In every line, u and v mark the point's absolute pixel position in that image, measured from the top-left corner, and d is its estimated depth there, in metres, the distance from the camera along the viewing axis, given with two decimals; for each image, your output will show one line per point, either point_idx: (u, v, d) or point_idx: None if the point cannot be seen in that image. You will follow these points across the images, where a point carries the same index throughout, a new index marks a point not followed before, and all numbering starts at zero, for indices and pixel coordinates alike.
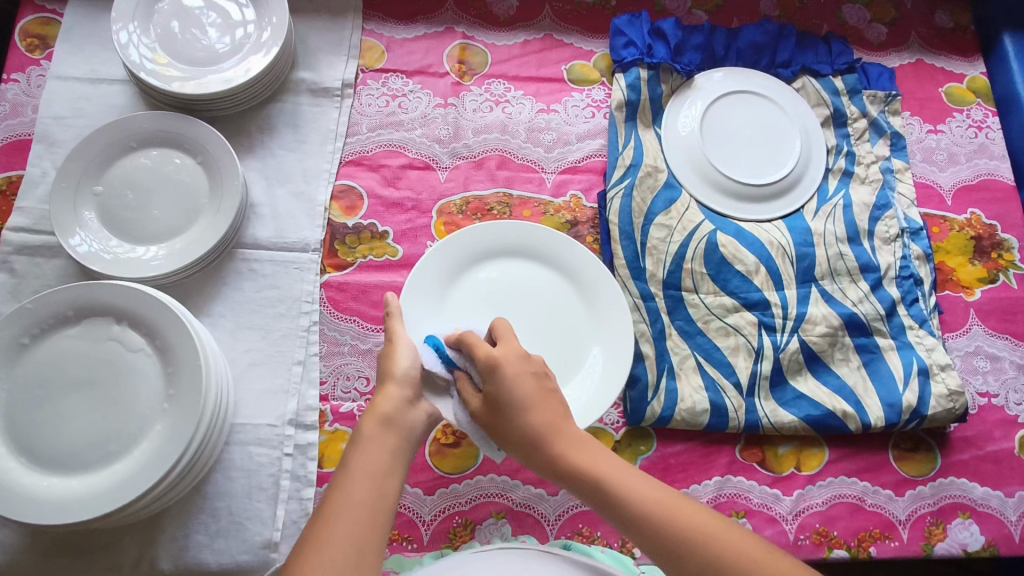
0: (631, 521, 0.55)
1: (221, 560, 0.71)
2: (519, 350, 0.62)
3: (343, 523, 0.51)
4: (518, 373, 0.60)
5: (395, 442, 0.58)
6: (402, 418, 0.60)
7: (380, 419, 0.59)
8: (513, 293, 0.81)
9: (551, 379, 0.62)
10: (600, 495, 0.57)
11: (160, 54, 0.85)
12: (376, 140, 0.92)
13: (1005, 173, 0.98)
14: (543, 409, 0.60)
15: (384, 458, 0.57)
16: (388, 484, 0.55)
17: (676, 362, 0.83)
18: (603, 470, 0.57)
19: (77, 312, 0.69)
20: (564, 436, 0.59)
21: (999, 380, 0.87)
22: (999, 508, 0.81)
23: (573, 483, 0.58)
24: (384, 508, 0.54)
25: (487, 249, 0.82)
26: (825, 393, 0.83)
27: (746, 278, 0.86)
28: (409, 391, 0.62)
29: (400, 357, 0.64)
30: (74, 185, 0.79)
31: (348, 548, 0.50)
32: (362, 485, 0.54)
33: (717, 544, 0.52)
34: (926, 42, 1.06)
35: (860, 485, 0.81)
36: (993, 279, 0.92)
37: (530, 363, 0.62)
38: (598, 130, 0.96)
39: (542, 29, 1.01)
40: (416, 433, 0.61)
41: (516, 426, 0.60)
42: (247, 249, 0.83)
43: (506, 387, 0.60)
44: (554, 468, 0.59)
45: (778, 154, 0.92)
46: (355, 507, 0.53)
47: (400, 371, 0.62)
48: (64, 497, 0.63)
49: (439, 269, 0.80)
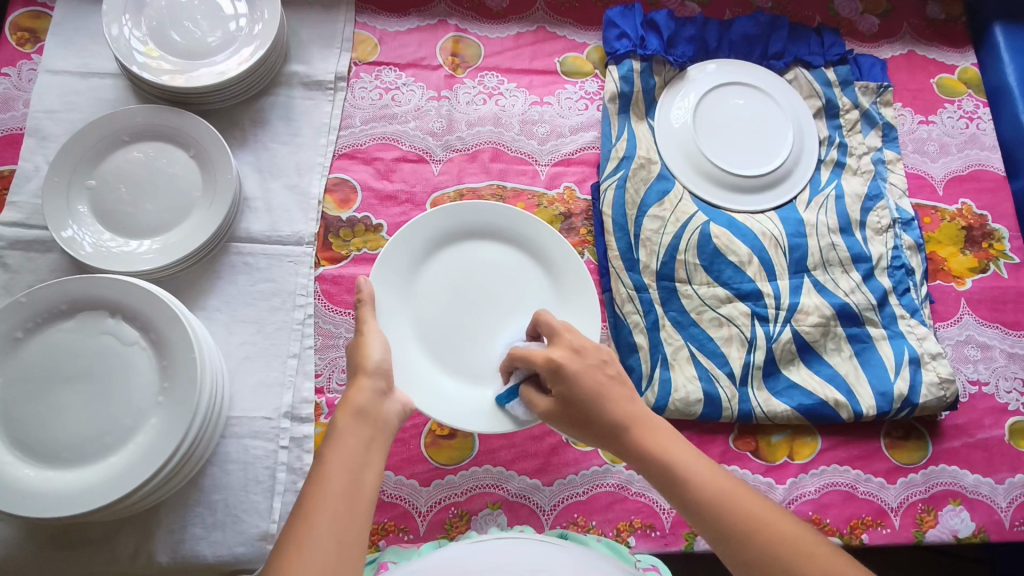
0: (696, 505, 0.55)
1: (218, 553, 0.72)
2: (573, 346, 0.62)
3: (325, 516, 0.51)
4: (582, 369, 0.61)
5: (370, 433, 0.59)
6: (374, 409, 0.61)
7: (355, 410, 0.59)
8: (475, 277, 0.81)
9: (612, 367, 0.63)
10: (668, 479, 0.57)
11: (152, 47, 0.84)
12: (370, 133, 0.92)
13: (995, 163, 0.99)
14: (614, 404, 0.60)
15: (360, 449, 0.57)
16: (365, 475, 0.55)
17: (669, 352, 0.83)
18: (674, 455, 0.58)
19: (72, 306, 0.69)
20: (642, 425, 0.59)
21: (990, 368, 0.88)
22: (989, 495, 0.82)
23: (642, 468, 0.59)
24: (364, 498, 0.54)
25: (457, 228, 0.82)
26: (817, 382, 0.84)
27: (739, 269, 0.87)
28: (381, 382, 0.63)
29: (370, 349, 0.65)
30: (66, 179, 0.78)
31: (330, 544, 0.49)
32: (340, 478, 0.54)
33: (785, 543, 0.51)
34: (918, 34, 1.07)
35: (852, 473, 0.82)
36: (984, 269, 0.93)
37: (588, 359, 0.62)
38: (591, 122, 0.96)
39: (535, 21, 1.01)
40: (390, 425, 0.61)
41: (586, 409, 0.60)
42: (242, 242, 0.83)
43: (574, 383, 0.60)
44: (629, 455, 0.59)
45: (754, 141, 0.93)
46: (335, 500, 0.52)
47: (374, 363, 0.64)
48: (60, 490, 0.64)
49: (408, 255, 0.79)
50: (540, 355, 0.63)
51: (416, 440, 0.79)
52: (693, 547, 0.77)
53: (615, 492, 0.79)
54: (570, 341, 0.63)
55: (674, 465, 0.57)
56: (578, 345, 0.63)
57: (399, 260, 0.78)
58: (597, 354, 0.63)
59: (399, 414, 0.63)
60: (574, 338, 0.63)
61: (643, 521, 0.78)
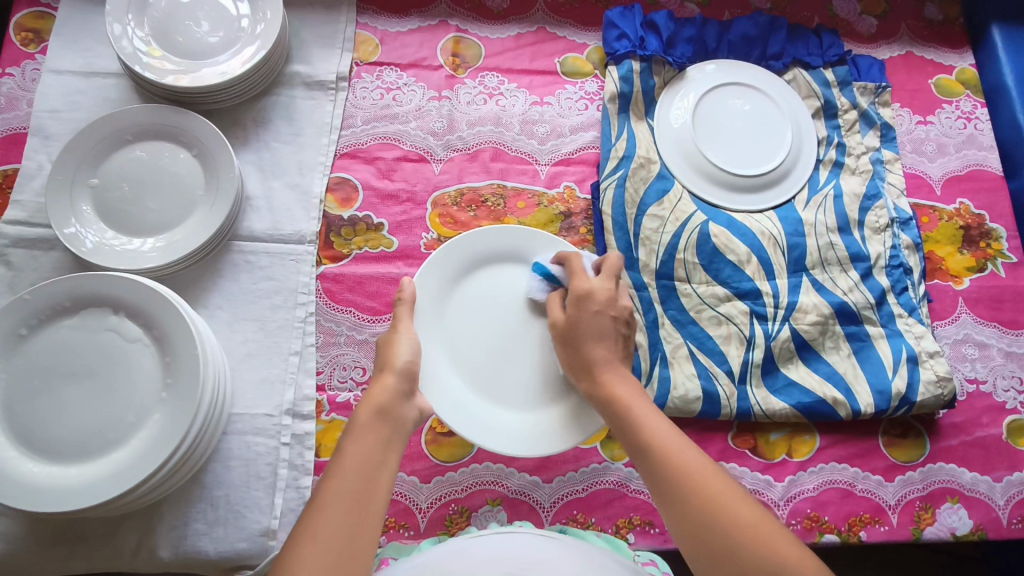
0: (639, 445, 0.59)
1: (220, 548, 0.72)
2: (613, 294, 0.71)
3: (339, 510, 0.51)
4: (603, 308, 0.70)
5: (388, 434, 0.60)
6: (395, 410, 0.62)
7: (376, 409, 0.60)
8: (505, 305, 0.80)
9: (626, 328, 0.71)
10: (623, 417, 0.62)
11: (154, 47, 0.85)
12: (371, 132, 0.92)
13: (993, 163, 0.99)
14: (609, 346, 0.69)
15: (378, 448, 0.58)
16: (381, 474, 0.56)
17: (668, 350, 0.84)
18: (630, 402, 0.63)
19: (75, 303, 0.70)
20: (615, 374, 0.67)
21: (987, 366, 0.88)
22: (987, 492, 0.82)
23: (605, 407, 0.65)
24: (379, 497, 0.54)
25: (477, 256, 0.81)
26: (815, 380, 0.84)
27: (737, 268, 0.88)
28: (405, 383, 0.65)
29: (399, 351, 0.67)
30: (70, 177, 0.79)
31: (342, 535, 0.50)
32: (356, 473, 0.54)
33: (710, 492, 0.53)
34: (916, 35, 1.07)
35: (851, 471, 0.82)
36: (982, 268, 0.93)
37: (615, 308, 0.70)
38: (591, 122, 0.97)
39: (536, 22, 1.02)
40: (407, 427, 0.62)
41: (588, 328, 0.69)
42: (243, 241, 0.84)
43: (591, 312, 0.69)
44: (595, 393, 0.66)
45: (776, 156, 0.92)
46: (350, 496, 0.53)
47: (400, 364, 0.65)
48: (64, 485, 0.64)
49: (435, 283, 0.78)
50: (586, 281, 0.71)
51: (416, 437, 0.79)
52: None
53: (614, 489, 0.79)
54: (614, 289, 0.72)
55: (627, 409, 0.62)
56: (616, 294, 0.71)
57: (426, 290, 0.77)
58: (625, 312, 0.71)
59: (415, 418, 0.64)
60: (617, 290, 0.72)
61: (642, 518, 0.78)
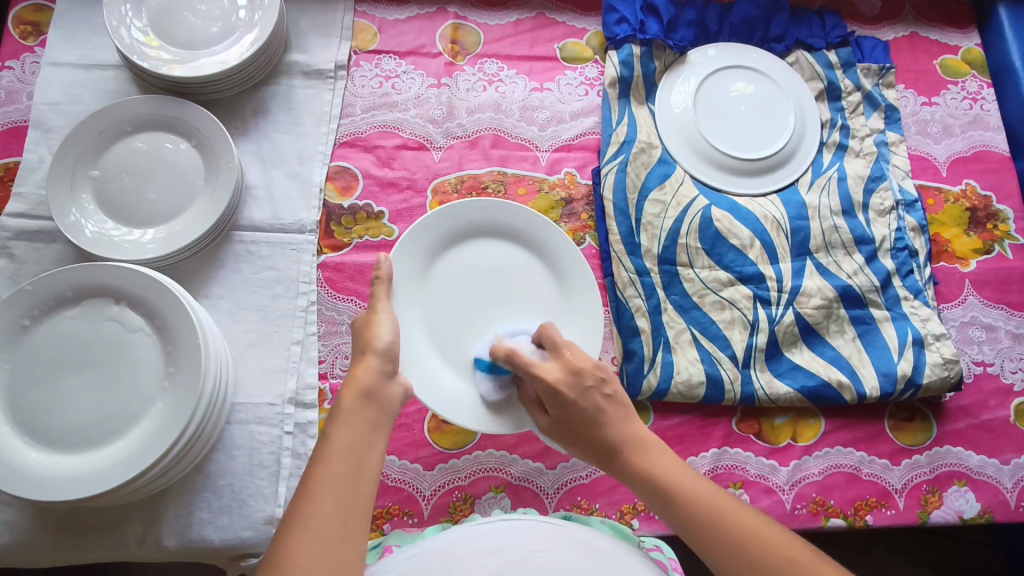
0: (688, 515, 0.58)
1: (224, 536, 0.72)
2: (569, 366, 0.66)
3: (328, 497, 0.51)
4: (577, 394, 0.64)
5: (376, 415, 0.59)
6: (381, 390, 0.61)
7: (361, 392, 0.60)
8: (482, 277, 0.80)
9: (608, 386, 0.65)
10: (658, 491, 0.60)
11: (152, 37, 0.85)
12: (371, 121, 0.92)
13: (999, 144, 0.98)
14: (611, 423, 0.63)
15: (365, 431, 0.57)
16: (368, 457, 0.56)
17: (671, 336, 0.83)
18: (659, 471, 0.61)
19: (77, 294, 0.70)
20: (635, 449, 0.63)
21: (995, 349, 0.87)
22: (994, 475, 0.81)
23: (636, 482, 0.62)
24: (369, 479, 0.54)
25: (459, 230, 0.81)
26: (821, 364, 0.83)
27: (740, 252, 0.87)
28: (388, 364, 0.63)
29: (380, 330, 0.65)
30: (70, 169, 0.79)
31: (334, 522, 0.50)
32: (344, 459, 0.54)
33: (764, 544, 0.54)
34: (920, 15, 1.06)
35: (856, 455, 0.81)
36: (988, 250, 0.92)
37: (585, 380, 0.65)
38: (592, 107, 0.96)
39: (535, 7, 1.01)
40: (394, 407, 0.62)
41: (575, 423, 0.64)
42: (244, 231, 0.84)
43: (569, 406, 0.64)
44: (623, 473, 0.63)
45: (762, 138, 0.92)
46: (340, 482, 0.53)
47: (382, 344, 0.64)
48: (68, 474, 0.64)
49: (420, 250, 0.78)
50: (540, 374, 0.65)
51: (419, 425, 0.79)
52: None
53: None
54: (567, 361, 0.66)
55: (670, 482, 0.60)
56: (572, 363, 0.66)
57: (408, 262, 0.77)
58: (592, 372, 0.65)
59: (401, 396, 0.63)
60: (570, 356, 0.66)
61: (646, 503, 0.78)
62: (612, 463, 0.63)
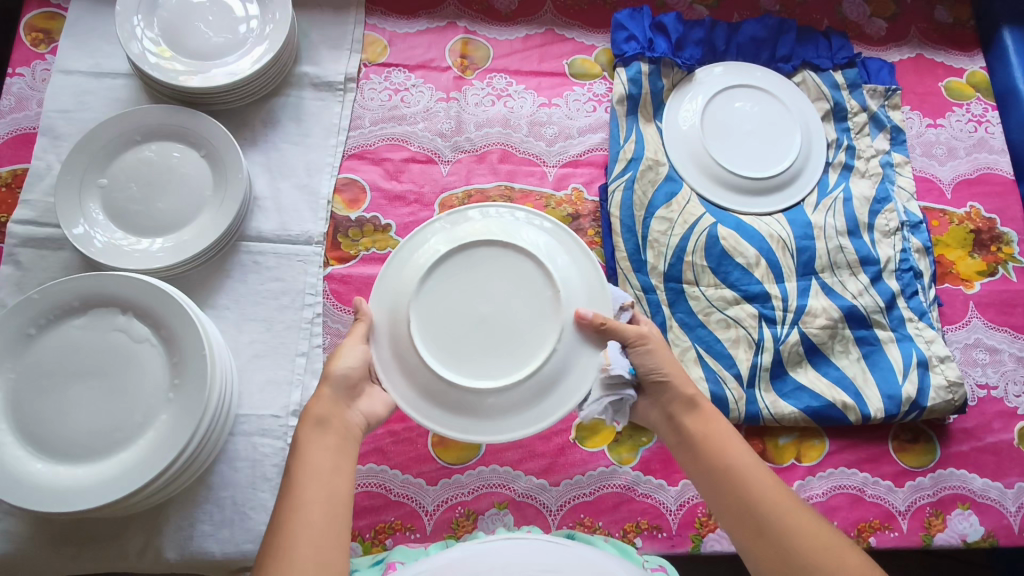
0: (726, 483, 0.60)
1: (226, 549, 0.72)
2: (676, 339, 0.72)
3: (300, 523, 0.54)
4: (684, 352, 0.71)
5: (336, 439, 0.61)
6: (337, 417, 0.63)
7: (315, 421, 0.62)
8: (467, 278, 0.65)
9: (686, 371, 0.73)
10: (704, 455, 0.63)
11: (163, 47, 0.85)
12: (379, 133, 0.92)
13: (1004, 167, 0.99)
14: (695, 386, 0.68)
15: (327, 456, 0.60)
16: (335, 480, 0.58)
17: (676, 354, 0.84)
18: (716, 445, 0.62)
19: (84, 303, 0.70)
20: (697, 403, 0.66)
21: (999, 371, 0.87)
22: (998, 499, 0.81)
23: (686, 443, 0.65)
24: (341, 502, 0.57)
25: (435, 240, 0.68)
26: (825, 384, 0.84)
27: (746, 271, 0.87)
28: (346, 390, 0.64)
29: (342, 357, 0.65)
30: (79, 177, 0.79)
31: (310, 548, 0.53)
32: (310, 485, 0.57)
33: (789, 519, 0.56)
34: (926, 37, 1.07)
35: (860, 476, 0.81)
36: (993, 272, 0.92)
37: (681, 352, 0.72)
38: (599, 124, 0.97)
39: (544, 23, 1.02)
40: (354, 431, 0.64)
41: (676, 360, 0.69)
42: (251, 242, 0.84)
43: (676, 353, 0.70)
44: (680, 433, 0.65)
45: (767, 156, 0.92)
46: (311, 508, 0.55)
47: (337, 373, 0.64)
48: (71, 485, 0.64)
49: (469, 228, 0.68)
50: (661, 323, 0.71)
51: (423, 439, 0.79)
52: (700, 548, 0.77)
53: (621, 493, 0.79)
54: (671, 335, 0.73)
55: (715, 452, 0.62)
56: None
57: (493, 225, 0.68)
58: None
59: (362, 421, 0.65)
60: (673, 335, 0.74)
61: (649, 522, 0.78)
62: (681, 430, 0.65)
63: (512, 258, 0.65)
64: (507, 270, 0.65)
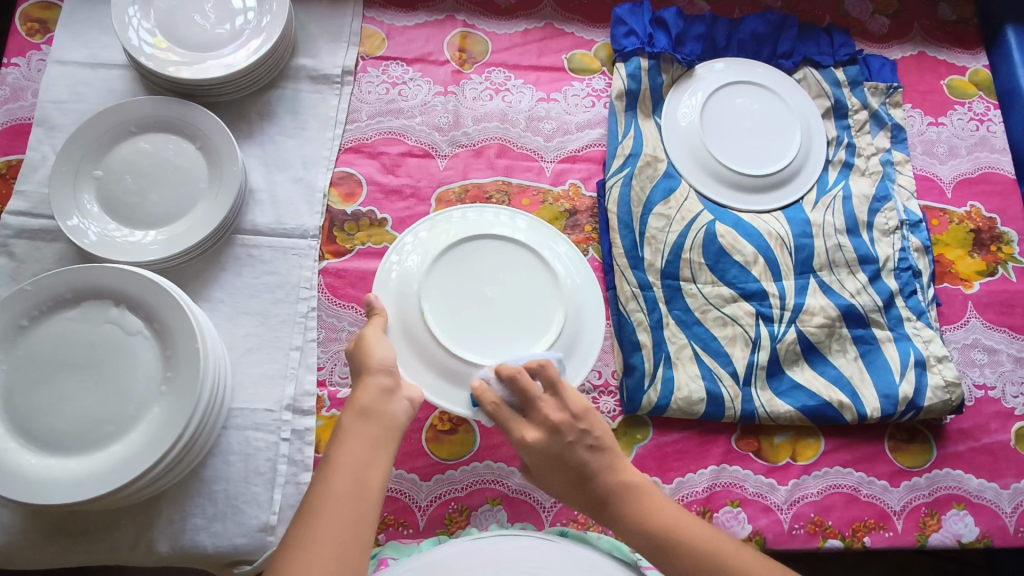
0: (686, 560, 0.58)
1: (218, 543, 0.72)
2: (551, 426, 0.62)
3: (327, 521, 0.51)
4: (562, 450, 0.61)
5: (376, 431, 0.58)
6: (382, 407, 0.59)
7: (359, 410, 0.59)
8: (467, 269, 0.72)
9: (591, 436, 0.62)
10: (657, 540, 0.59)
11: (159, 38, 0.85)
12: (376, 127, 0.92)
13: (1005, 166, 0.98)
14: (603, 469, 0.62)
15: (365, 449, 0.57)
16: (369, 476, 0.55)
17: (673, 351, 0.83)
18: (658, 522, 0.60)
19: (76, 295, 0.70)
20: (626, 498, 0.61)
21: (997, 372, 0.87)
22: (994, 500, 0.81)
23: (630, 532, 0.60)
24: (370, 499, 0.54)
25: (428, 241, 0.74)
26: (822, 383, 0.83)
27: (744, 269, 0.87)
28: (388, 378, 0.61)
29: (374, 347, 0.63)
30: (73, 169, 0.79)
31: (332, 549, 0.50)
32: (344, 479, 0.54)
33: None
34: (929, 35, 1.06)
35: (855, 476, 0.81)
36: (992, 272, 0.92)
37: (564, 436, 0.61)
38: (598, 119, 0.96)
39: (543, 18, 1.01)
40: (399, 422, 0.60)
41: (563, 475, 0.62)
42: (246, 234, 0.84)
43: (556, 464, 0.62)
44: (621, 524, 0.61)
45: (772, 153, 0.91)
46: (339, 504, 0.53)
47: (376, 361, 0.62)
48: (62, 478, 0.64)
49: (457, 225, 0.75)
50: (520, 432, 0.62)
51: (418, 435, 0.79)
52: None
53: None
54: (546, 419, 0.62)
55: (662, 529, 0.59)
56: (553, 422, 0.62)
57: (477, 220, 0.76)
58: (573, 425, 0.62)
59: (407, 409, 0.61)
60: (547, 414, 0.62)
61: None
62: (605, 514, 0.62)
63: (508, 249, 0.74)
64: (503, 260, 0.73)
